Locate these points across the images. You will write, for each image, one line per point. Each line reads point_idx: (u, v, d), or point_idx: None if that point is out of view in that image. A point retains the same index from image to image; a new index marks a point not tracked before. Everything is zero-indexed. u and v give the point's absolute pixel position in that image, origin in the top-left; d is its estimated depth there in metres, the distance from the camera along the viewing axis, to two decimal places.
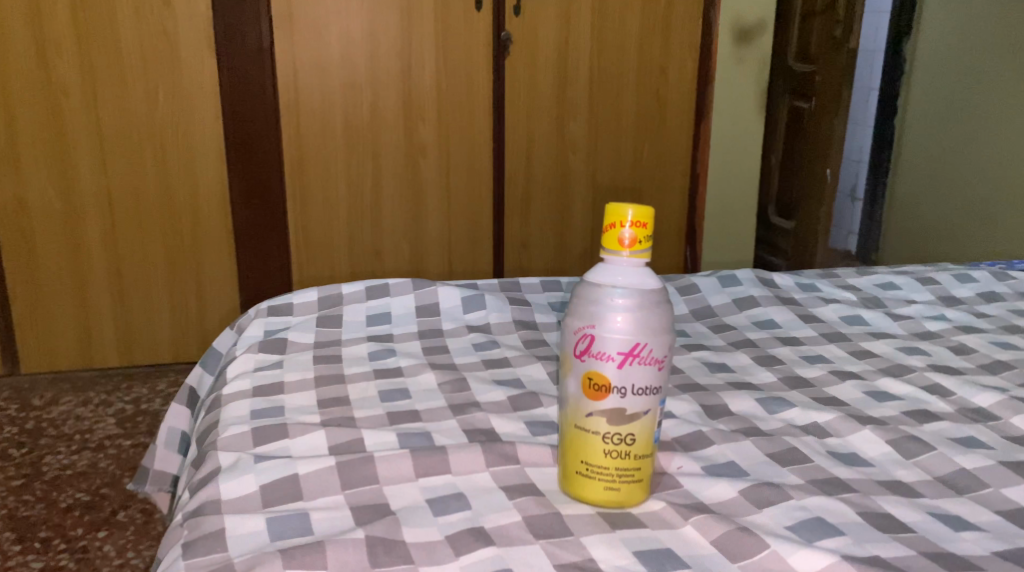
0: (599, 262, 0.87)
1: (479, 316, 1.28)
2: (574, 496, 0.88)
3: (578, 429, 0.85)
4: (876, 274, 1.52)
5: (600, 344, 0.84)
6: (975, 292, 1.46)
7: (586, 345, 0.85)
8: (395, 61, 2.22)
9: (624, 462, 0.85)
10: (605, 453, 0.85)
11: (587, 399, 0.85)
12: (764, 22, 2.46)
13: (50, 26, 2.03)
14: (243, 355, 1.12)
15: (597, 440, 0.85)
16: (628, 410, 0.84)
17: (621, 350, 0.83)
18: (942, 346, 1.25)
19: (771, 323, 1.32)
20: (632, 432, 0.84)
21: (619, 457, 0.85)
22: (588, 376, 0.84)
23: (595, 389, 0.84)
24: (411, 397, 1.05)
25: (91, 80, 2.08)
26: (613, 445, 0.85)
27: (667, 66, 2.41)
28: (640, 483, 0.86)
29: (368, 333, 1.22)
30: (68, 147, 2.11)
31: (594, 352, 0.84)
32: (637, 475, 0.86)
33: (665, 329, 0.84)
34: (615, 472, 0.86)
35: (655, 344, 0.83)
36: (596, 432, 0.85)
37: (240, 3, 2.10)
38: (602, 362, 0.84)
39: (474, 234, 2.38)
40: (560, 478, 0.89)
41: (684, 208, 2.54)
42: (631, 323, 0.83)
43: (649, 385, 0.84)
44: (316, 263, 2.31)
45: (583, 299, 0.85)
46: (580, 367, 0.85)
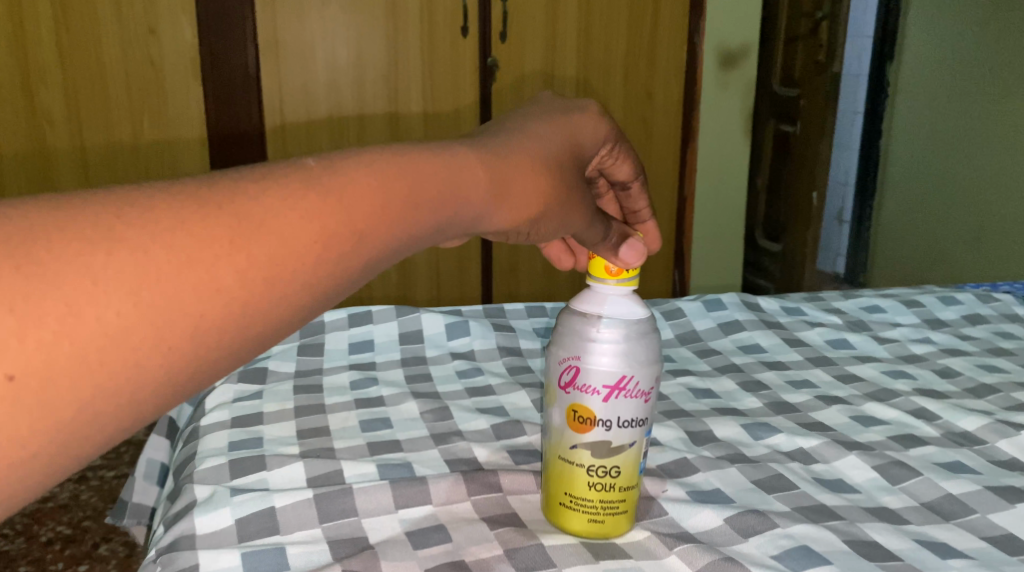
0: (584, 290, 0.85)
1: (463, 343, 1.27)
2: (558, 526, 0.87)
3: (563, 462, 0.84)
4: (861, 296, 1.52)
5: (584, 377, 0.82)
6: (960, 314, 1.46)
7: (567, 374, 0.84)
8: (382, 85, 2.30)
9: (608, 495, 0.84)
10: (588, 485, 0.84)
11: (573, 432, 0.83)
12: (747, 48, 2.56)
13: (34, 48, 2.11)
14: (222, 386, 1.11)
15: (581, 472, 0.84)
16: (614, 443, 0.83)
17: (607, 383, 0.82)
18: (927, 369, 1.25)
19: (756, 347, 1.31)
20: (617, 465, 0.83)
21: (604, 490, 0.84)
22: (573, 409, 0.83)
23: (580, 422, 0.83)
24: (393, 426, 1.04)
25: (76, 114, 2.17)
26: (597, 477, 0.84)
27: (652, 91, 2.55)
28: (624, 515, 0.85)
29: (350, 362, 1.21)
30: (52, 171, 2.19)
31: (579, 385, 0.83)
32: (622, 507, 0.85)
33: (651, 362, 0.82)
34: (599, 505, 0.85)
35: (641, 378, 0.82)
36: (581, 465, 0.83)
37: (228, 32, 2.18)
38: (587, 395, 0.82)
39: (461, 264, 2.39)
40: (543, 507, 0.88)
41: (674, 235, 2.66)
42: (607, 359, 0.82)
43: (634, 418, 0.83)
44: None
45: (569, 330, 0.84)
46: (566, 400, 0.84)
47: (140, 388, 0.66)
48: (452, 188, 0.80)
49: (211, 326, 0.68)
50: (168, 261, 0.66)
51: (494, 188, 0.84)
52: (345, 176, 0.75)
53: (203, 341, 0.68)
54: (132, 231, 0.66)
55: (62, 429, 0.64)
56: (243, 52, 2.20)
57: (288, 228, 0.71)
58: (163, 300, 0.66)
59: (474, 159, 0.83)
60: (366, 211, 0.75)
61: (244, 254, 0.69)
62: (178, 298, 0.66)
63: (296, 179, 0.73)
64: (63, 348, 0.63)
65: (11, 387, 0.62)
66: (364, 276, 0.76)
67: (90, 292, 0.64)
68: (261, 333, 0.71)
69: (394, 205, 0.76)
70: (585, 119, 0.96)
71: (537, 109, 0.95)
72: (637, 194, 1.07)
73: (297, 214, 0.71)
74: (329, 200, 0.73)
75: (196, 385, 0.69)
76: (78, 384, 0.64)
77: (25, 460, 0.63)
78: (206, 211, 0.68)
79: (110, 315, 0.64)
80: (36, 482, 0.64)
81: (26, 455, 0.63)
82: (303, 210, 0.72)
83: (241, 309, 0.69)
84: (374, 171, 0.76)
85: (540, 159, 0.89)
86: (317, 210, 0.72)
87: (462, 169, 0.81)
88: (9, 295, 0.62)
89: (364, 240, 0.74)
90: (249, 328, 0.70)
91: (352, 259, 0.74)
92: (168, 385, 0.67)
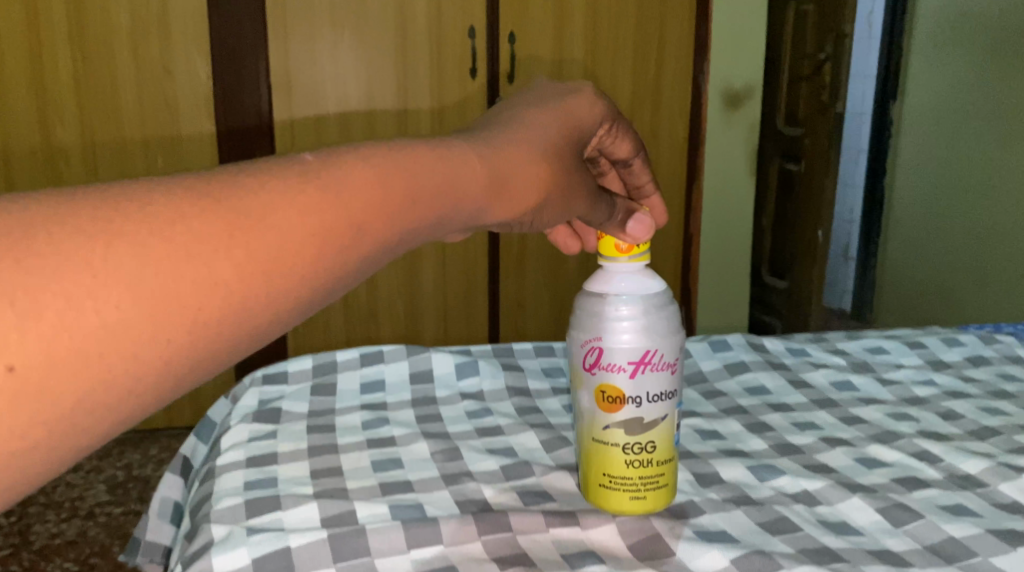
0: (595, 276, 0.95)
1: (473, 383, 1.29)
2: (602, 506, 0.96)
3: (599, 444, 0.94)
4: (864, 337, 1.54)
5: (610, 357, 0.92)
6: (963, 356, 1.48)
7: (591, 357, 0.93)
8: (393, 124, 2.51)
9: (646, 470, 0.94)
10: (626, 464, 0.93)
11: (604, 413, 0.93)
12: (752, 88, 2.73)
13: (50, 76, 2.30)
14: (237, 427, 1.13)
15: (617, 451, 0.93)
16: (645, 418, 0.92)
17: (632, 360, 0.92)
18: (930, 411, 1.26)
19: (761, 389, 1.33)
20: (651, 440, 0.93)
21: (641, 465, 0.94)
22: (602, 389, 0.93)
23: (610, 402, 0.93)
24: (404, 467, 1.05)
25: (91, 144, 2.36)
26: (633, 455, 0.93)
27: (657, 130, 2.70)
28: (664, 488, 0.95)
29: (361, 401, 1.23)
30: (59, 168, 2.36)
31: (605, 364, 0.92)
32: (659, 481, 0.95)
33: (669, 335, 0.93)
34: (638, 480, 0.94)
35: (663, 351, 0.92)
36: (615, 444, 0.93)
37: (239, 74, 2.38)
38: (614, 373, 0.92)
39: (468, 292, 2.67)
40: (585, 491, 0.97)
41: (678, 264, 2.81)
42: (629, 339, 0.92)
43: (662, 389, 0.93)
44: (310, 335, 2.61)
45: (589, 316, 0.93)
46: (594, 381, 0.93)
47: (139, 378, 0.70)
48: (455, 183, 0.86)
49: (210, 319, 0.72)
50: (166, 257, 0.70)
51: (495, 182, 0.90)
52: (346, 173, 0.80)
53: (202, 334, 0.72)
54: (131, 227, 0.70)
55: (63, 419, 0.68)
56: (257, 90, 2.40)
57: (286, 222, 0.75)
58: (162, 294, 0.70)
59: (473, 152, 0.89)
60: (366, 205, 0.80)
61: (242, 248, 0.73)
62: (178, 292, 0.71)
63: (296, 175, 0.78)
64: (63, 340, 0.67)
65: (11, 378, 0.66)
66: (363, 268, 0.80)
67: (88, 286, 0.68)
68: (260, 325, 0.75)
69: (395, 200, 0.81)
70: (582, 101, 1.03)
71: (532, 96, 1.02)
72: (639, 170, 1.14)
73: (298, 210, 0.76)
74: (326, 196, 0.78)
75: (192, 376, 0.73)
76: (78, 375, 0.68)
77: (26, 451, 0.68)
78: (204, 209, 0.73)
79: (108, 309, 0.69)
80: (35, 471, 0.69)
81: (31, 441, 0.68)
82: (304, 205, 0.76)
83: (240, 302, 0.73)
84: (377, 165, 0.82)
85: (539, 150, 0.95)
86: (320, 203, 0.77)
87: (462, 164, 0.87)
88: (9, 289, 0.66)
89: (361, 234, 0.79)
90: (249, 320, 0.74)
91: (349, 254, 0.78)
92: (170, 375, 0.72)
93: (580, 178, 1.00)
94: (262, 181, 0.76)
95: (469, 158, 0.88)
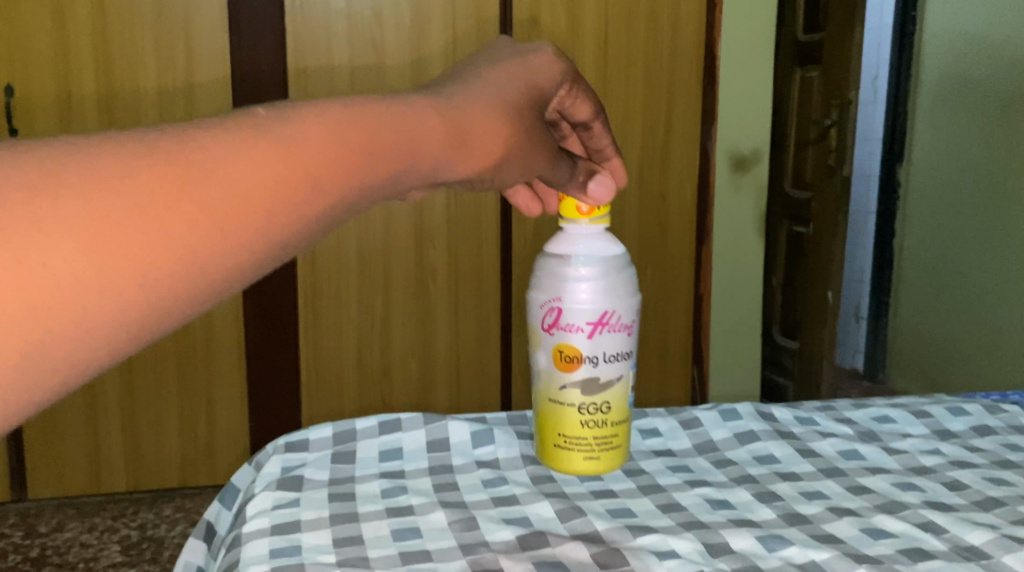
0: (560, 251, 1.23)
1: (488, 451, 1.32)
2: (564, 457, 1.24)
3: (560, 405, 1.22)
4: (871, 405, 1.56)
5: (570, 320, 1.20)
6: (969, 425, 1.50)
7: (551, 317, 1.21)
8: None
9: (601, 429, 1.22)
10: (583, 423, 1.22)
11: (564, 372, 1.22)
12: (758, 153, 2.86)
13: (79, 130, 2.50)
14: (262, 494, 1.17)
15: (575, 411, 1.22)
16: (599, 378, 1.21)
17: (588, 323, 1.19)
18: (935, 482, 1.29)
19: (770, 458, 1.36)
20: (604, 401, 1.21)
21: (597, 425, 1.22)
22: (563, 349, 1.21)
23: (569, 361, 1.21)
24: (423, 535, 1.09)
25: None
26: (589, 415, 1.22)
27: (667, 193, 2.77)
28: (616, 446, 1.24)
29: (381, 469, 1.27)
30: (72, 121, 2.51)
31: (565, 327, 1.20)
32: (613, 439, 1.23)
33: (620, 305, 1.21)
34: (592, 438, 1.23)
35: (616, 317, 1.20)
36: (574, 405, 1.22)
37: None
38: (573, 333, 1.20)
39: (481, 353, 2.71)
40: (549, 443, 1.25)
41: (690, 328, 2.86)
42: (584, 303, 1.19)
43: (613, 350, 1.21)
44: (325, 402, 2.66)
45: (553, 287, 1.21)
46: (556, 342, 1.21)
47: (84, 332, 0.74)
48: (412, 140, 0.88)
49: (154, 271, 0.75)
50: (105, 212, 0.73)
51: (451, 139, 0.92)
52: (299, 128, 0.82)
53: (146, 287, 0.75)
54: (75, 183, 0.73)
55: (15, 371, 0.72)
56: None
57: (235, 177, 0.78)
58: (104, 248, 0.73)
59: (434, 111, 0.91)
60: (320, 160, 0.82)
61: (188, 203, 0.76)
62: (119, 246, 0.74)
63: (247, 130, 0.80)
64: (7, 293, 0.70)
65: None
66: (315, 220, 0.83)
67: (34, 243, 0.71)
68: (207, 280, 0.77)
69: (349, 156, 0.84)
70: (547, 61, 1.08)
71: (492, 54, 1.05)
72: (599, 133, 1.21)
73: (248, 164, 0.79)
74: (273, 149, 0.80)
75: (144, 329, 0.76)
76: (26, 328, 0.71)
77: None
78: (148, 164, 0.76)
79: (51, 262, 0.72)
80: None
81: None
82: (254, 159, 0.79)
83: (185, 255, 0.76)
84: (332, 121, 0.84)
85: (496, 107, 0.98)
86: (271, 157, 0.80)
87: (418, 122, 0.89)
88: None
89: (312, 186, 0.82)
90: (195, 275, 0.77)
91: (297, 209, 0.81)
92: (113, 328, 0.75)
93: (561, 165, 1.16)
94: (211, 136, 0.79)
95: (427, 117, 0.90)
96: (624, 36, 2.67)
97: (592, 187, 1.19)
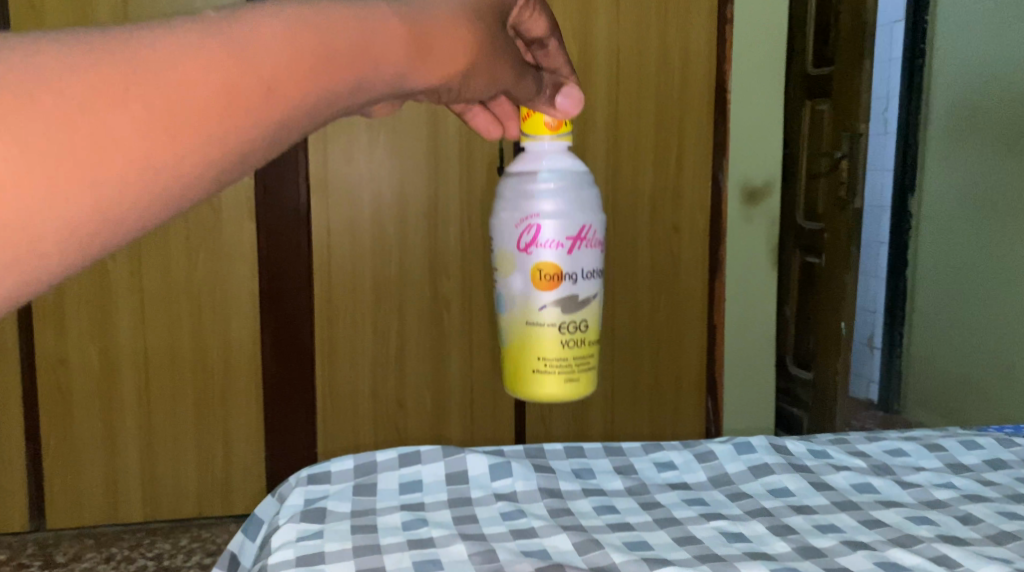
0: (525, 165, 1.23)
1: (506, 484, 1.34)
2: (540, 379, 1.26)
3: (537, 325, 1.24)
4: (884, 439, 1.57)
5: (547, 236, 1.21)
6: (982, 459, 1.51)
7: (528, 236, 1.21)
8: (423, 222, 2.64)
9: (576, 347, 1.25)
10: (561, 343, 1.24)
11: (541, 290, 1.22)
12: (770, 184, 2.89)
13: None
14: (286, 525, 1.20)
15: (553, 330, 1.24)
16: (576, 296, 1.23)
17: (566, 239, 1.21)
18: (949, 515, 1.30)
19: (785, 491, 1.38)
20: (579, 318, 1.24)
21: (573, 344, 1.25)
22: (540, 267, 1.21)
23: (549, 279, 1.22)
24: (444, 568, 1.12)
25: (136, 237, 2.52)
26: (566, 334, 1.24)
27: (679, 225, 2.80)
28: (588, 365, 1.27)
29: (401, 502, 1.30)
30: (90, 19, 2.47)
31: (541, 243, 1.21)
32: (585, 357, 1.26)
33: (592, 217, 1.23)
34: (568, 357, 1.25)
35: (591, 232, 1.23)
36: (551, 324, 1.23)
37: (279, 174, 2.55)
38: (550, 249, 1.21)
39: (494, 384, 2.74)
40: (523, 366, 1.26)
41: (704, 359, 2.88)
42: (562, 217, 1.21)
43: (588, 265, 1.23)
44: (340, 434, 2.68)
45: (525, 205, 1.22)
46: (532, 260, 1.22)
47: (33, 236, 0.77)
48: (367, 45, 0.89)
49: (112, 173, 0.79)
50: (59, 114, 0.77)
51: (413, 47, 0.93)
52: (251, 31, 0.84)
53: (106, 189, 0.79)
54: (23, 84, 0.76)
55: None
56: (295, 192, 2.57)
57: (184, 79, 0.80)
58: (62, 149, 0.77)
59: (390, 17, 0.91)
60: (273, 64, 0.84)
61: (137, 101, 0.79)
62: (76, 146, 0.77)
63: (197, 31, 0.82)
64: None
65: None
66: (276, 125, 0.86)
67: None
68: (169, 185, 0.81)
69: (302, 59, 0.86)
70: None
71: None
72: (554, 51, 1.23)
73: (198, 63, 0.81)
74: (232, 53, 0.82)
75: (100, 230, 0.80)
76: None
77: None
78: (102, 65, 0.78)
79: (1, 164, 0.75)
80: None
81: None
82: (205, 60, 0.81)
83: (143, 158, 0.79)
84: (287, 22, 0.85)
85: (459, 16, 0.99)
86: (225, 61, 0.82)
87: (379, 29, 0.90)
88: None
89: (270, 93, 0.84)
90: (154, 178, 0.80)
91: (256, 116, 0.84)
92: (75, 230, 0.79)
93: (527, 82, 1.17)
94: (162, 37, 0.81)
95: (382, 22, 0.91)
96: (636, 73, 2.70)
97: (561, 100, 1.21)
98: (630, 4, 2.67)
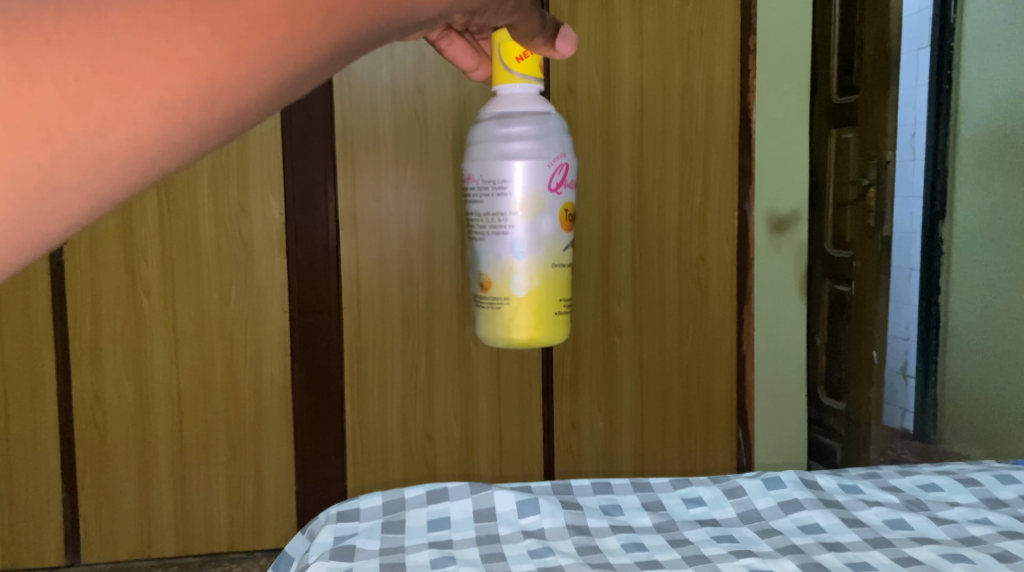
0: (526, 103, 1.35)
1: (534, 521, 1.34)
2: (557, 320, 1.41)
3: (560, 268, 1.39)
4: (917, 473, 1.56)
5: (568, 175, 1.36)
6: (1018, 493, 1.49)
7: (556, 176, 1.35)
8: (450, 254, 2.66)
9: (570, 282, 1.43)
10: (569, 281, 1.41)
11: (567, 227, 1.37)
12: (797, 213, 2.86)
13: (136, 205, 2.53)
14: (315, 565, 1.24)
15: (568, 271, 1.40)
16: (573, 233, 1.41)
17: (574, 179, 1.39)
18: (985, 552, 1.29)
19: (816, 527, 1.37)
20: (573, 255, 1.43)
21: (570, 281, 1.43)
22: (566, 207, 1.37)
23: (569, 219, 1.37)
24: None
25: (170, 272, 2.56)
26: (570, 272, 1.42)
27: (706, 254, 2.80)
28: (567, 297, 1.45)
29: (429, 539, 1.31)
30: None
31: (565, 182, 1.36)
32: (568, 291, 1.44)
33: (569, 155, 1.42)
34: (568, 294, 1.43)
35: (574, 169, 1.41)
36: (568, 264, 1.40)
37: (310, 214, 2.58)
38: (570, 190, 1.37)
39: (523, 415, 2.74)
40: (545, 310, 1.39)
41: (733, 389, 2.86)
42: (575, 158, 1.38)
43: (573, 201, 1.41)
44: (370, 469, 2.68)
45: (549, 146, 1.34)
46: (560, 200, 1.36)
47: (112, 153, 0.84)
48: None
49: (177, 101, 0.84)
50: (139, 33, 0.82)
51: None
52: None
53: (170, 115, 0.85)
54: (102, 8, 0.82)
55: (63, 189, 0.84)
56: (324, 225, 2.59)
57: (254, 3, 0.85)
58: (131, 73, 0.82)
59: None
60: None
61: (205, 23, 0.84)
62: (143, 73, 0.83)
63: None
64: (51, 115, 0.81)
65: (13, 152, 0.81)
66: (332, 58, 0.91)
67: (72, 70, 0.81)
68: (227, 115, 0.87)
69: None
70: None
71: None
72: None
73: None
74: None
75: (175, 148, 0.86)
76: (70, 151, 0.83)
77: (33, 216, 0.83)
78: None
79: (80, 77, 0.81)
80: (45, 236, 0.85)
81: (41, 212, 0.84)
82: None
83: (201, 87, 0.85)
84: None
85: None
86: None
87: None
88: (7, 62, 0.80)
89: (329, 20, 0.88)
90: (210, 107, 0.86)
91: (313, 45, 0.88)
92: (143, 151, 0.85)
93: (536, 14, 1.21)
94: None
95: None
96: (661, 106, 2.72)
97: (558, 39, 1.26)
98: (653, 36, 2.69)
